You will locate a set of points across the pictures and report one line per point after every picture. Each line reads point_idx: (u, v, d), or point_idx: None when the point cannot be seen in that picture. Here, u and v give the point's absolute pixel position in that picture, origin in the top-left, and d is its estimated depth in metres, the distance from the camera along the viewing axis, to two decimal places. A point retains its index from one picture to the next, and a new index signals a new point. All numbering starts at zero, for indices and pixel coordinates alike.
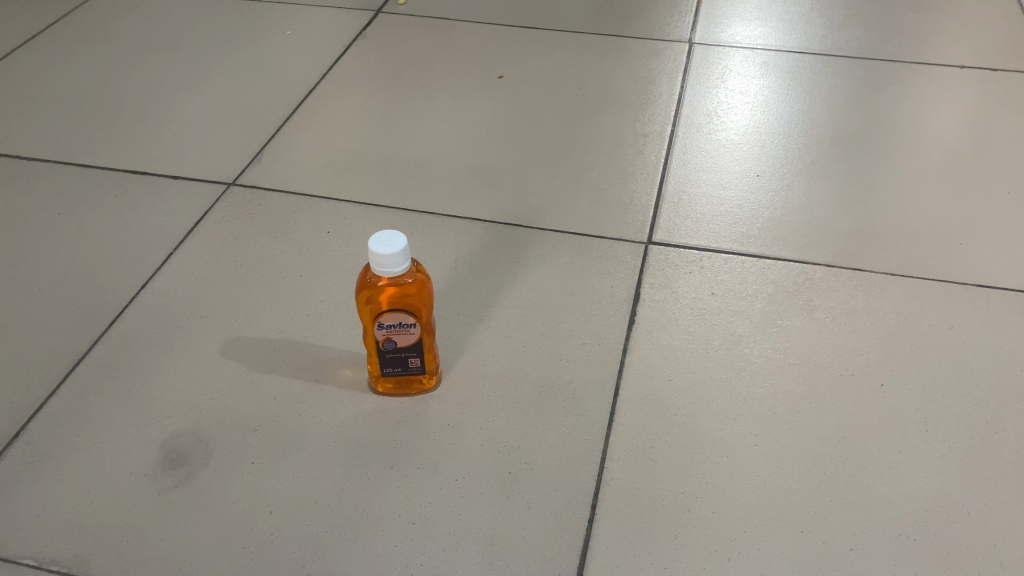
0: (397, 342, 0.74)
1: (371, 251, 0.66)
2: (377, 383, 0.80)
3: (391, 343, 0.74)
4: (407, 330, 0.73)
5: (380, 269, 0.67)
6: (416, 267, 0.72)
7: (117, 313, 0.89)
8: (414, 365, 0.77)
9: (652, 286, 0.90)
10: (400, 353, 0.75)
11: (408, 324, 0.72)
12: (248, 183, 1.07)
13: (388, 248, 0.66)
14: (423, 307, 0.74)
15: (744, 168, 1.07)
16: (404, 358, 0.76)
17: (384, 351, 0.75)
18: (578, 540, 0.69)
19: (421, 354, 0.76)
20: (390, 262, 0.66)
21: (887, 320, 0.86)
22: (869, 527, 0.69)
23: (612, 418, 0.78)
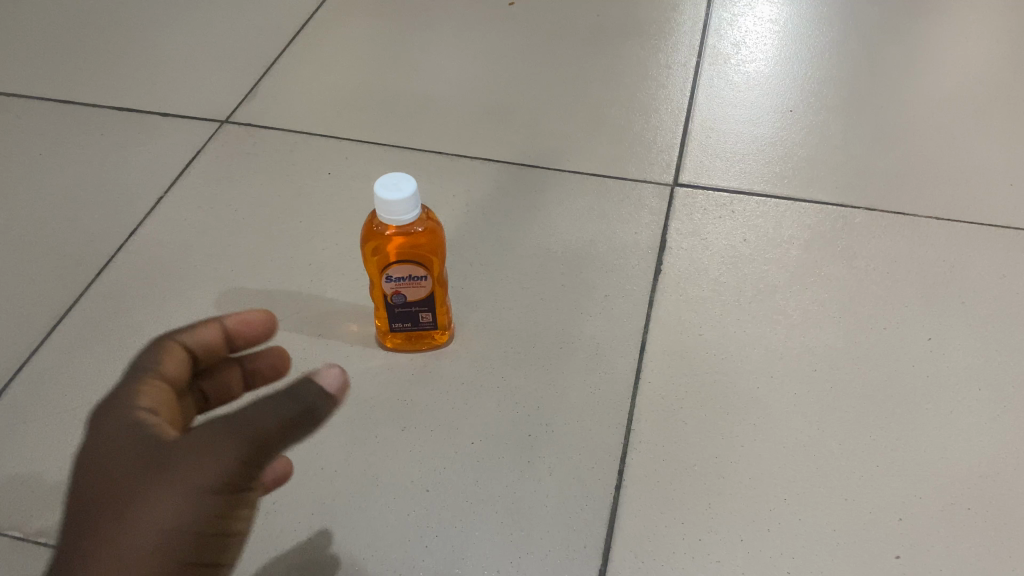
0: (406, 296, 0.68)
1: (384, 189, 0.60)
2: (383, 335, 0.74)
3: (399, 297, 0.68)
4: (417, 283, 0.67)
5: (386, 217, 0.60)
6: (426, 215, 0.66)
7: (104, 264, 0.84)
8: (425, 320, 0.71)
9: (679, 231, 0.84)
10: (410, 307, 0.70)
11: (418, 277, 0.66)
12: (243, 121, 1.00)
13: (395, 194, 0.59)
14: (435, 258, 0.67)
15: (776, 103, 1.00)
16: (413, 312, 0.70)
17: (392, 305, 0.69)
18: (604, 509, 0.64)
19: (433, 309, 0.70)
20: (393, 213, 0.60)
21: (933, 267, 0.80)
22: (918, 495, 0.64)
23: (639, 376, 0.72)
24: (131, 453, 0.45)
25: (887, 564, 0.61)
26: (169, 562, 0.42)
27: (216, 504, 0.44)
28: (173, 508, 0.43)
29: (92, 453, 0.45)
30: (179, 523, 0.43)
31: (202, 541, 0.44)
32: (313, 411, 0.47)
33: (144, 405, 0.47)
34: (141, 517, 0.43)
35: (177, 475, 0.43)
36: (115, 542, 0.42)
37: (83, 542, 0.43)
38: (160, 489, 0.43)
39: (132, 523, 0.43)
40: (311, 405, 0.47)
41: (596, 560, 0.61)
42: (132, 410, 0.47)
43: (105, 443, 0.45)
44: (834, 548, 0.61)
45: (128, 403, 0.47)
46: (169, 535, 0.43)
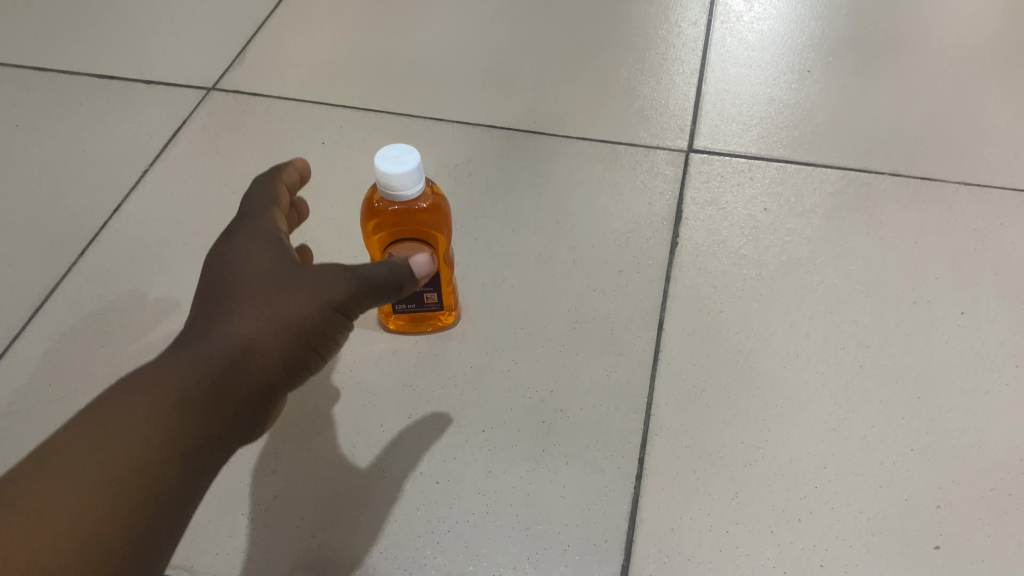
0: None
1: (383, 165, 0.55)
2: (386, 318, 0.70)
3: None
4: None
5: (390, 192, 0.56)
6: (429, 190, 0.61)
7: (88, 243, 0.79)
8: (431, 301, 0.67)
9: (695, 201, 0.79)
10: (413, 289, 0.65)
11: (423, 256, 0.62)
12: (230, 88, 0.95)
13: (399, 167, 0.55)
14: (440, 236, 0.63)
15: (792, 62, 0.94)
16: (417, 295, 0.66)
17: None
18: (625, 501, 0.60)
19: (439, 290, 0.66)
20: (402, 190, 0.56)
21: (963, 236, 0.75)
22: (956, 480, 0.60)
23: (657, 357, 0.68)
24: (268, 265, 0.51)
25: (926, 555, 0.57)
26: (286, 357, 0.49)
27: (329, 328, 0.51)
28: (302, 306, 0.50)
29: (233, 255, 0.52)
30: (298, 330, 0.50)
31: (310, 350, 0.51)
32: (402, 287, 0.55)
33: (275, 229, 0.55)
34: (274, 313, 0.49)
35: (308, 283, 0.51)
36: (252, 318, 0.49)
37: (219, 314, 0.49)
38: (291, 288, 0.50)
39: (272, 307, 0.49)
40: (403, 283, 0.54)
41: (618, 555, 0.58)
42: (268, 232, 0.54)
43: (240, 253, 0.52)
44: (869, 539, 0.58)
45: (260, 226, 0.54)
46: (292, 337, 0.49)
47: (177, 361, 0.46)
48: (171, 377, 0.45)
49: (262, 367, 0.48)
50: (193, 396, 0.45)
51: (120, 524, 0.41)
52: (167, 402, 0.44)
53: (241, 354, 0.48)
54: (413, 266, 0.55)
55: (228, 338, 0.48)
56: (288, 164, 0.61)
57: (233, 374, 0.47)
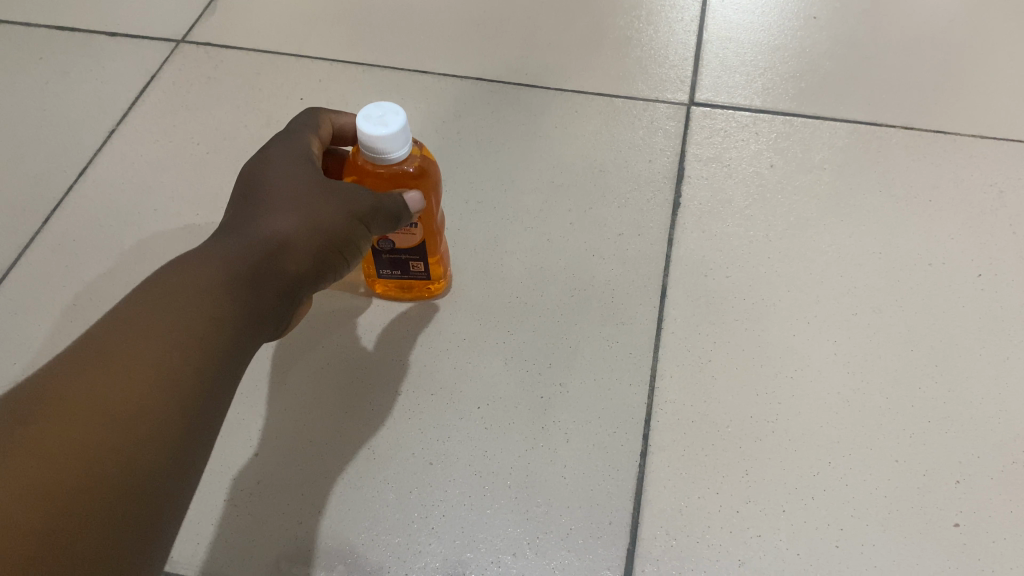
0: (395, 243, 0.60)
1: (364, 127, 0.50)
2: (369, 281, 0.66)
3: (388, 243, 0.60)
4: (407, 231, 0.58)
5: (373, 155, 0.51)
6: (420, 159, 0.56)
7: (52, 210, 0.74)
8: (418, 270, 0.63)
9: (698, 157, 0.75)
10: (397, 255, 0.61)
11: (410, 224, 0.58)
12: (201, 40, 0.89)
13: (380, 128, 0.50)
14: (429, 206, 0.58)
15: (796, 8, 0.89)
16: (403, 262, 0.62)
17: (380, 250, 0.60)
18: (630, 480, 0.57)
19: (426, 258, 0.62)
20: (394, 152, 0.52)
21: (980, 193, 0.72)
22: (975, 453, 0.58)
23: (661, 326, 0.64)
24: (298, 174, 0.51)
25: (946, 533, 0.54)
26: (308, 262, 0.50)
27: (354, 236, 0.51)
28: (333, 212, 0.50)
29: (266, 163, 0.52)
30: (324, 236, 0.50)
31: (333, 255, 0.51)
32: (402, 217, 0.53)
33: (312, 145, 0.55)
34: (300, 216, 0.49)
35: (340, 191, 0.51)
36: (285, 221, 0.49)
37: (254, 213, 0.50)
38: (323, 194, 0.50)
39: (305, 212, 0.50)
40: (404, 214, 0.53)
41: (623, 538, 0.55)
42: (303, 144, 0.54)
43: (274, 163, 0.52)
44: (886, 517, 0.55)
45: (297, 139, 0.54)
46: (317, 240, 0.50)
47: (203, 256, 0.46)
48: (204, 269, 0.45)
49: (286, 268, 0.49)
50: (230, 286, 0.46)
51: (90, 468, 0.36)
52: (204, 293, 0.44)
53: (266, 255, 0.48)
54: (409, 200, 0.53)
55: (255, 238, 0.48)
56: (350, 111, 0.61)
57: (266, 271, 0.48)
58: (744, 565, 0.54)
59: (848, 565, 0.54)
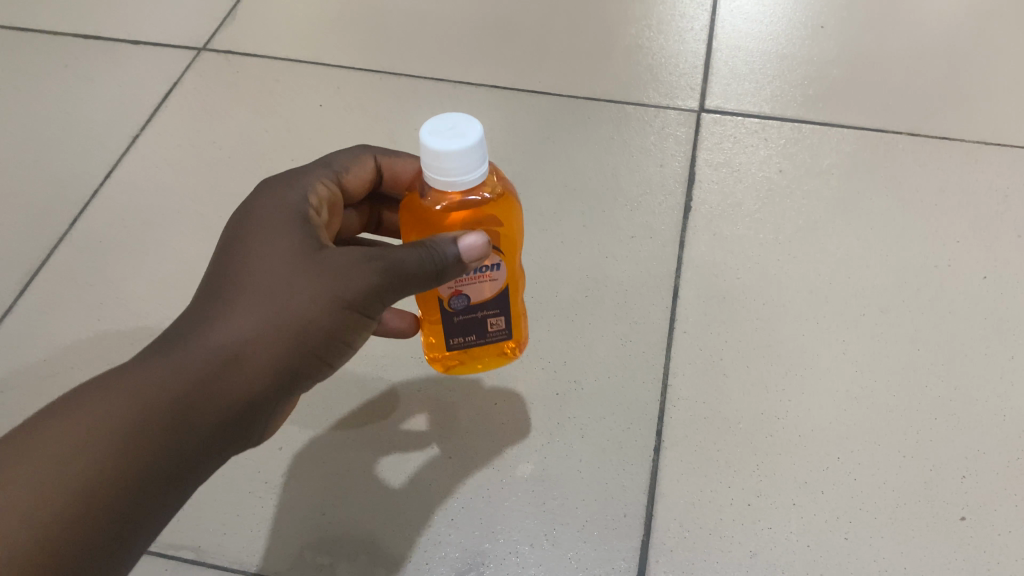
0: (470, 299, 0.49)
1: (425, 147, 0.42)
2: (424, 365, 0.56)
3: (461, 300, 0.49)
4: (486, 277, 0.48)
5: (443, 177, 0.43)
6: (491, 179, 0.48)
7: (78, 212, 0.76)
8: (497, 334, 0.52)
9: (708, 163, 0.77)
10: (474, 314, 0.50)
11: (491, 264, 0.48)
12: (222, 47, 0.91)
13: (455, 144, 0.42)
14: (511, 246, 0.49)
15: (804, 18, 0.91)
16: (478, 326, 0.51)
17: (453, 315, 0.50)
18: (642, 473, 0.59)
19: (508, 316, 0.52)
20: (480, 177, 0.44)
21: (985, 197, 0.73)
22: (981, 449, 0.59)
23: (673, 325, 0.66)
24: (279, 246, 0.43)
25: (952, 526, 0.56)
26: (289, 360, 0.42)
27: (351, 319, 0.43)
28: (309, 301, 0.42)
29: (240, 229, 0.44)
30: (302, 326, 0.42)
31: (320, 346, 0.43)
32: (446, 272, 0.44)
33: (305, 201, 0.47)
34: (270, 305, 0.41)
35: (321, 274, 0.42)
36: (247, 313, 0.41)
37: (215, 303, 0.42)
38: (299, 279, 0.42)
39: (273, 303, 0.41)
40: (447, 266, 0.44)
41: (637, 530, 0.56)
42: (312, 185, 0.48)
43: (249, 232, 0.44)
44: (895, 511, 0.56)
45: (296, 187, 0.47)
46: (298, 336, 0.41)
47: (136, 376, 0.39)
48: (130, 391, 0.38)
49: (257, 371, 0.41)
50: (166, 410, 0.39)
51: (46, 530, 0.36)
52: (130, 415, 0.38)
53: (222, 360, 0.40)
54: (460, 250, 0.44)
55: (205, 341, 0.40)
56: (409, 156, 0.57)
57: (217, 383, 0.40)
58: (755, 556, 0.55)
59: (857, 557, 0.55)
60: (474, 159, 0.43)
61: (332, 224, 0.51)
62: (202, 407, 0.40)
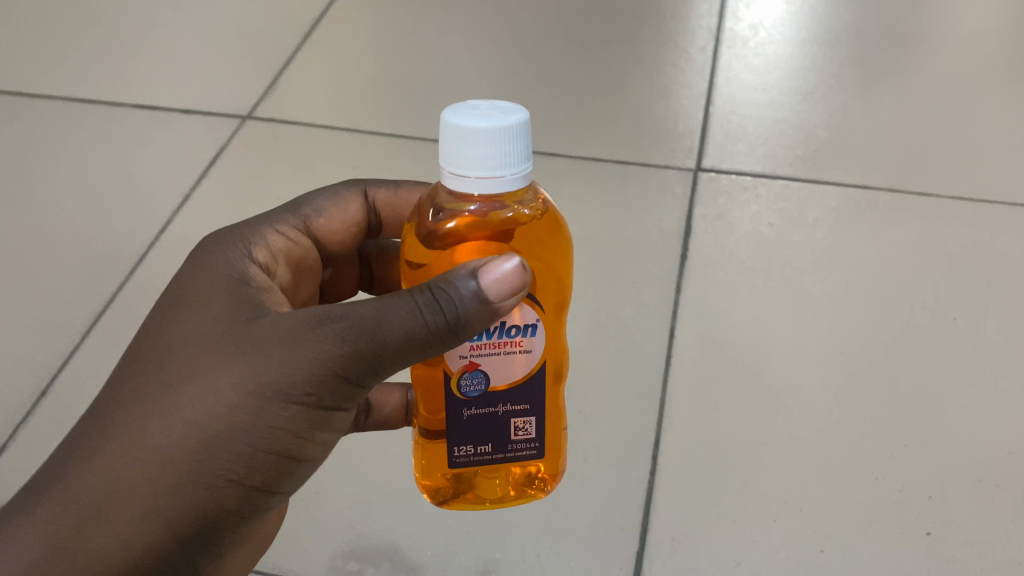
0: (488, 384, 0.44)
1: (460, 129, 0.40)
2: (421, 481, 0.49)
3: (477, 385, 0.44)
4: (514, 353, 0.44)
5: (475, 163, 0.40)
6: (546, 200, 0.46)
7: (136, 260, 0.85)
8: (517, 438, 0.46)
9: (704, 216, 0.84)
10: (492, 409, 0.45)
11: (524, 328, 0.44)
12: (265, 116, 1.01)
13: (491, 123, 0.40)
14: (559, 301, 0.46)
15: (794, 86, 1.00)
16: (499, 425, 0.45)
17: (466, 404, 0.44)
18: (638, 491, 0.65)
19: (541, 419, 0.46)
20: (520, 176, 0.41)
21: (959, 246, 0.80)
22: (948, 472, 0.65)
23: (669, 360, 0.73)
24: (225, 323, 0.42)
25: (919, 540, 0.61)
26: (207, 471, 0.40)
27: (286, 417, 0.40)
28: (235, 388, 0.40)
29: (199, 302, 0.44)
30: (234, 412, 0.40)
31: (268, 428, 0.40)
32: (457, 328, 0.40)
33: (252, 268, 0.48)
34: (200, 393, 0.40)
35: (254, 355, 0.40)
36: (179, 401, 0.40)
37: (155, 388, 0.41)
38: (229, 363, 0.40)
39: (203, 390, 0.40)
40: (460, 317, 0.40)
41: (632, 541, 0.62)
42: (258, 242, 0.51)
43: (202, 308, 0.43)
44: (867, 526, 0.62)
45: (244, 245, 0.50)
46: (212, 443, 0.40)
47: (81, 468, 0.40)
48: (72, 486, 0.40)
49: (165, 485, 0.39)
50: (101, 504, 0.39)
51: None
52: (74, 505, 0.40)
53: (133, 460, 0.40)
54: (481, 284, 0.40)
55: (136, 433, 0.40)
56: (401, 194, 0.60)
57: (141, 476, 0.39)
58: (739, 565, 0.61)
59: (832, 567, 0.61)
60: (513, 147, 0.40)
61: (300, 263, 0.55)
62: (109, 521, 0.39)
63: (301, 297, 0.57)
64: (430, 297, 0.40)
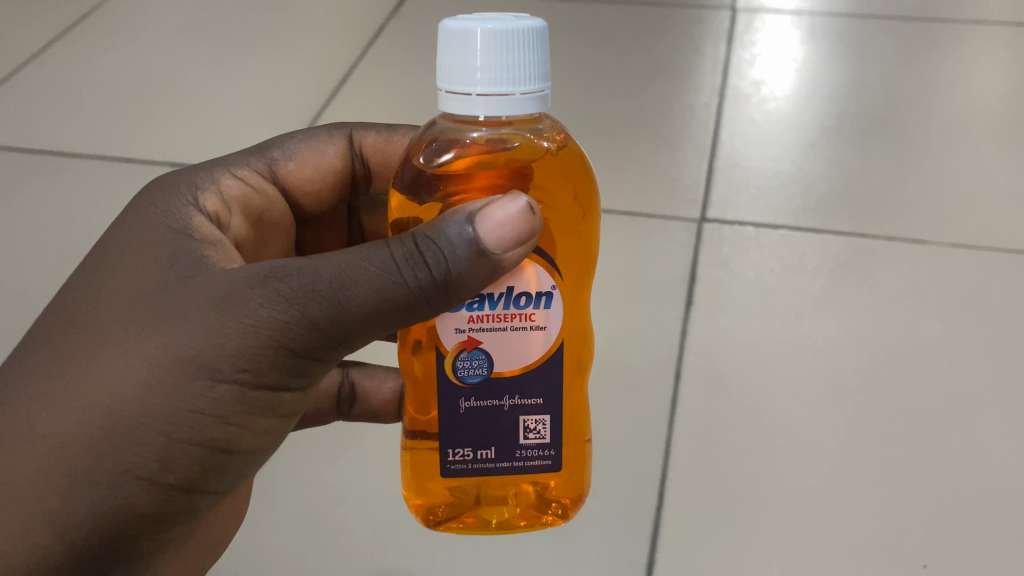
0: (493, 366, 0.47)
1: (467, 30, 0.43)
2: (417, 502, 0.51)
3: (479, 364, 0.47)
4: (523, 330, 0.47)
5: (480, 63, 0.43)
6: (568, 137, 0.50)
7: None
8: (525, 440, 0.48)
9: (708, 264, 0.88)
10: (496, 398, 0.48)
11: (540, 294, 0.47)
12: None
13: (497, 27, 0.43)
14: (581, 272, 0.49)
15: (795, 139, 1.04)
16: (509, 419, 0.48)
17: (467, 387, 0.47)
18: (646, 528, 0.69)
19: (557, 416, 0.49)
20: (526, 93, 0.44)
21: (953, 291, 0.84)
22: (942, 508, 0.69)
23: (675, 402, 0.76)
24: (152, 287, 0.43)
25: (915, 572, 0.66)
26: (121, 457, 0.41)
27: (211, 398, 0.41)
28: (153, 355, 0.41)
29: (125, 268, 0.45)
30: (158, 381, 0.41)
31: (196, 397, 0.41)
32: (450, 284, 0.42)
33: (196, 216, 0.50)
34: (122, 364, 0.41)
35: (177, 324, 0.41)
36: (101, 371, 0.42)
37: (78, 357, 0.43)
38: (152, 331, 0.42)
39: (123, 358, 0.41)
40: (454, 276, 0.42)
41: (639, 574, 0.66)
42: (212, 184, 0.54)
43: (129, 273, 0.45)
44: (864, 559, 0.67)
45: (193, 190, 0.52)
46: (134, 417, 0.41)
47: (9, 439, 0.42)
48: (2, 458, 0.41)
49: (85, 461, 0.41)
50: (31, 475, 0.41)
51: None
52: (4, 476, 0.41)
53: (58, 431, 0.41)
54: (478, 231, 0.41)
55: (64, 403, 0.42)
56: (383, 139, 0.64)
57: (67, 447, 0.41)
58: None
59: None
60: (521, 58, 0.43)
61: (269, 204, 0.59)
62: (31, 496, 0.41)
63: (274, 235, 0.61)
64: (412, 251, 0.41)
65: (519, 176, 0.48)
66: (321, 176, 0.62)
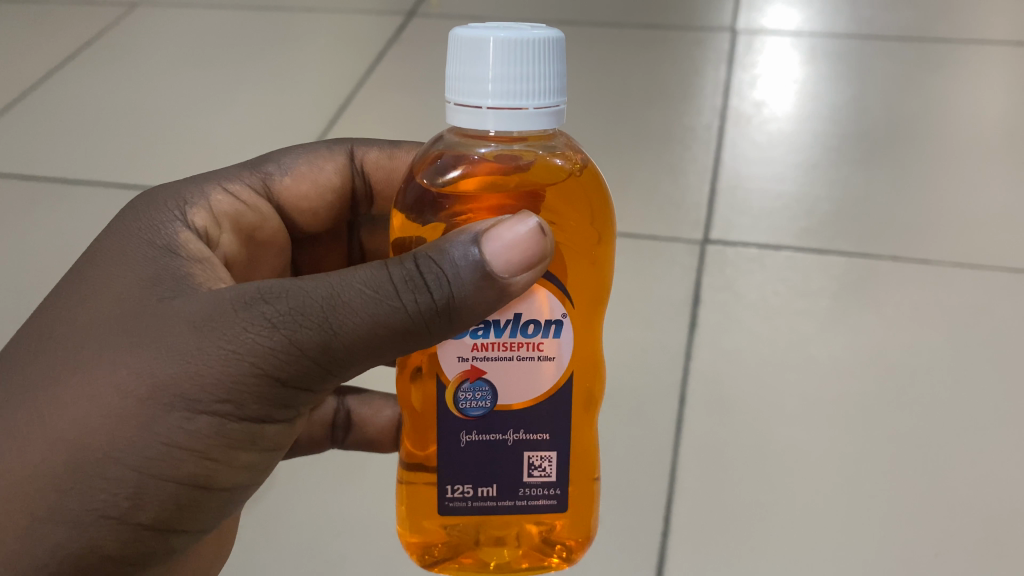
0: (498, 398, 0.46)
1: (479, 38, 0.43)
2: (412, 540, 0.50)
3: (483, 394, 0.46)
4: (531, 362, 0.46)
5: (491, 71, 0.42)
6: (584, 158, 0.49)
7: None
8: (530, 477, 0.48)
9: (712, 286, 0.87)
10: (500, 434, 0.47)
11: (552, 321, 0.46)
12: None
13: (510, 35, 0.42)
14: (593, 298, 0.48)
15: (796, 159, 1.04)
16: (512, 455, 0.47)
17: (470, 419, 0.47)
18: (652, 555, 0.67)
19: (563, 453, 0.48)
20: (539, 108, 0.43)
21: (958, 311, 0.83)
22: (950, 531, 0.68)
23: (680, 426, 0.75)
24: (131, 308, 0.43)
25: None
26: (93, 486, 0.40)
27: (188, 427, 0.41)
28: (126, 380, 0.40)
29: (101, 287, 0.45)
30: (132, 409, 0.40)
31: (173, 425, 0.40)
32: (448, 312, 0.41)
33: (184, 233, 0.49)
34: (95, 389, 0.40)
35: (153, 348, 0.41)
36: (75, 395, 0.41)
37: (50, 379, 0.42)
38: (127, 354, 0.41)
39: (97, 382, 0.41)
40: (457, 304, 0.41)
41: None
42: (201, 200, 0.53)
43: (106, 292, 0.44)
44: None
45: (181, 205, 0.52)
46: (105, 445, 0.40)
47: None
48: None
49: (55, 488, 0.40)
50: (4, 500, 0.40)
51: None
52: None
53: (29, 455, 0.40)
54: (484, 252, 0.40)
55: (35, 426, 0.41)
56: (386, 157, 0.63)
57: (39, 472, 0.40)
58: None
59: None
60: (535, 70, 0.43)
61: (263, 218, 0.58)
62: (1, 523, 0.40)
63: (270, 250, 0.60)
64: (411, 273, 0.40)
65: (531, 198, 0.47)
66: (320, 191, 0.61)
